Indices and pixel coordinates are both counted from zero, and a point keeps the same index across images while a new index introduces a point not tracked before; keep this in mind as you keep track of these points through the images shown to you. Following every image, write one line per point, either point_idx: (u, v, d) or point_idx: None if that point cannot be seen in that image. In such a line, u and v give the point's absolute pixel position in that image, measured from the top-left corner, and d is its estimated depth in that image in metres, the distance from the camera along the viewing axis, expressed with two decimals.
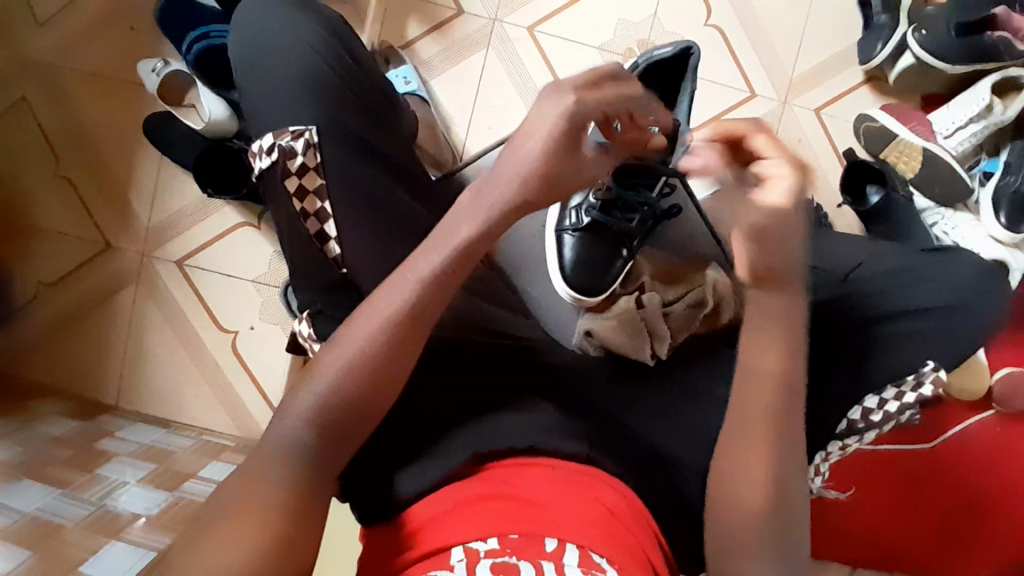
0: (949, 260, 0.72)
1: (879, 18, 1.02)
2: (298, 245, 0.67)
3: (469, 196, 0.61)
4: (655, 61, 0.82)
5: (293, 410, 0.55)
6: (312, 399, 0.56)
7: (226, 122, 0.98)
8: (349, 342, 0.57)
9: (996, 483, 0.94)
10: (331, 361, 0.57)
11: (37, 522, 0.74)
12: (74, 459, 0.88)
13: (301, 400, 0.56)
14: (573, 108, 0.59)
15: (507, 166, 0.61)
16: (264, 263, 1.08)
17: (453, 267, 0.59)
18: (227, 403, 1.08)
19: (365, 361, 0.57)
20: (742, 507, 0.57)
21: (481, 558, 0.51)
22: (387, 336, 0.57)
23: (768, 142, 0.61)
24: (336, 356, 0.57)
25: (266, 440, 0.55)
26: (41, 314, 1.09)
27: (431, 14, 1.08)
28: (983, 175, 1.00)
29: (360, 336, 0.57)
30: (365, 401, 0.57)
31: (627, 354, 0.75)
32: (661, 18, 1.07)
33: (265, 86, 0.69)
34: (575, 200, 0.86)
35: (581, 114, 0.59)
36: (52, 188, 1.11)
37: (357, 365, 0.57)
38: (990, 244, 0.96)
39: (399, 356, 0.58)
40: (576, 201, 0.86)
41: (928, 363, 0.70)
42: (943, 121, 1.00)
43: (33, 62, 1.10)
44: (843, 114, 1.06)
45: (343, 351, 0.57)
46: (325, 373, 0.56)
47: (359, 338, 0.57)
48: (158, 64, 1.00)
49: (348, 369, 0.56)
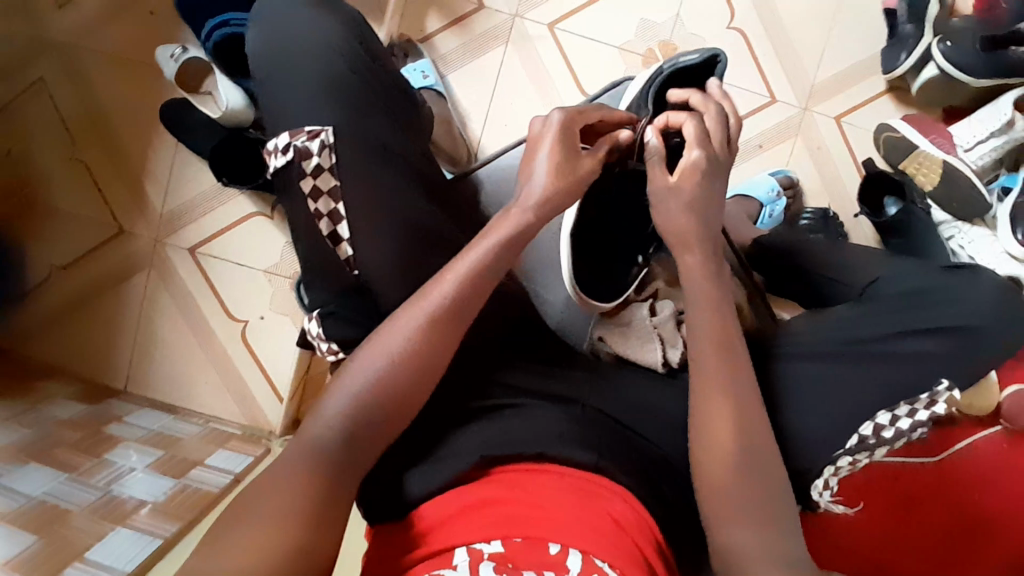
0: (966, 281, 0.72)
1: (904, 27, 1.00)
2: (311, 244, 0.68)
3: (495, 224, 0.66)
4: (680, 67, 0.81)
5: (319, 419, 0.57)
6: (338, 409, 0.58)
7: (243, 112, 0.97)
8: (376, 351, 0.60)
9: (1000, 500, 0.93)
10: (359, 372, 0.59)
11: (45, 505, 0.75)
12: (82, 442, 0.88)
13: (328, 409, 0.58)
14: (563, 123, 0.69)
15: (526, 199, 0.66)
16: (276, 254, 1.08)
17: (473, 281, 0.62)
18: (235, 392, 1.08)
19: (388, 377, 0.59)
20: (743, 520, 0.57)
21: (484, 559, 0.52)
22: (410, 351, 0.60)
23: (692, 131, 0.68)
24: (353, 374, 0.59)
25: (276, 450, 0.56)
26: (52, 296, 1.10)
27: (452, 8, 1.07)
28: (1001, 192, 0.98)
29: (379, 357, 0.59)
30: (390, 411, 0.59)
31: (641, 363, 0.76)
32: (683, 19, 1.06)
33: (285, 81, 0.69)
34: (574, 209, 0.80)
35: (569, 124, 0.69)
36: (68, 170, 1.11)
37: (385, 373, 0.59)
38: (1006, 261, 0.95)
39: (423, 365, 0.60)
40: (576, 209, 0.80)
41: (941, 383, 0.69)
42: (964, 135, 0.98)
43: (53, 43, 1.10)
44: (864, 123, 1.05)
45: (372, 358, 0.59)
46: (353, 382, 0.59)
47: (384, 350, 0.60)
48: (177, 50, 0.99)
49: (376, 379, 0.59)
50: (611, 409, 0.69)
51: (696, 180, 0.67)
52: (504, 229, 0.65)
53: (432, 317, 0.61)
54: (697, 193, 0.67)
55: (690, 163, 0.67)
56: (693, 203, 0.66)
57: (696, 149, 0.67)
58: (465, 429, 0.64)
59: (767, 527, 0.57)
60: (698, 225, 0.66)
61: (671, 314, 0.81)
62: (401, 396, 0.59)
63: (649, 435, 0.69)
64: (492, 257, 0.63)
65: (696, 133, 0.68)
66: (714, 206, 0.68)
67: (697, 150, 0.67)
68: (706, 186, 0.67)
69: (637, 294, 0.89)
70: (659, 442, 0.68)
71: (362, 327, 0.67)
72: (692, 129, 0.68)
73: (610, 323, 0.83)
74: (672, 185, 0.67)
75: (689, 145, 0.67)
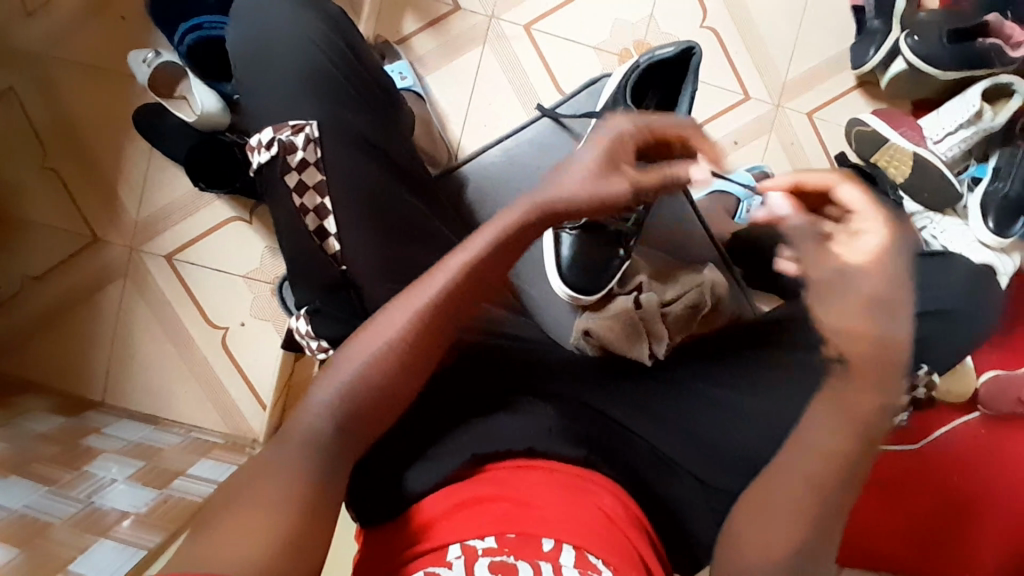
0: (941, 267, 0.74)
1: (873, 23, 1.03)
2: (294, 242, 0.67)
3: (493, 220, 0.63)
4: (656, 61, 0.82)
5: (308, 408, 0.56)
6: (326, 399, 0.57)
7: (219, 116, 0.95)
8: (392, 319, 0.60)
9: (981, 482, 0.96)
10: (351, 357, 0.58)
11: (24, 520, 0.73)
12: (60, 456, 0.86)
13: (316, 399, 0.57)
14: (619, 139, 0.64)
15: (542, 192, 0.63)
16: (256, 258, 1.06)
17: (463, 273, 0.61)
18: (217, 401, 1.06)
19: (381, 370, 0.58)
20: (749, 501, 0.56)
21: (478, 556, 0.52)
22: (398, 347, 0.59)
23: (859, 195, 0.57)
24: (346, 363, 0.59)
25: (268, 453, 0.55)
26: (27, 307, 1.08)
27: (428, 10, 1.08)
28: (972, 181, 1.02)
29: (372, 349, 0.59)
30: (379, 402, 0.58)
31: (626, 356, 0.75)
32: (657, 18, 1.07)
33: (266, 81, 0.69)
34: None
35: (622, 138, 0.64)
36: (39, 180, 1.08)
37: (374, 364, 0.58)
38: (978, 248, 0.98)
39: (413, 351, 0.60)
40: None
41: (923, 368, 0.73)
42: (932, 127, 1.01)
43: (19, 51, 1.08)
44: (835, 118, 1.07)
45: (382, 332, 0.59)
46: (358, 355, 0.59)
47: (384, 335, 0.59)
48: (149, 54, 0.98)
49: (376, 360, 0.58)
50: (600, 404, 0.70)
51: (886, 269, 0.54)
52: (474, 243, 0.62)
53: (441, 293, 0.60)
54: (880, 289, 0.54)
55: (870, 246, 0.55)
56: (871, 300, 0.54)
57: (873, 232, 0.55)
58: (452, 429, 0.64)
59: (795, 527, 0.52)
60: (885, 335, 0.53)
61: (656, 307, 0.81)
62: (385, 394, 0.59)
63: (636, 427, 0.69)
64: (485, 258, 0.61)
65: (863, 202, 0.57)
66: (847, 287, 0.55)
67: (869, 232, 0.56)
68: (887, 261, 0.55)
69: (620, 287, 0.88)
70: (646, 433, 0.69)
71: (349, 325, 0.66)
72: (857, 203, 0.57)
73: (594, 314, 0.84)
74: (834, 266, 0.56)
75: (862, 218, 0.56)
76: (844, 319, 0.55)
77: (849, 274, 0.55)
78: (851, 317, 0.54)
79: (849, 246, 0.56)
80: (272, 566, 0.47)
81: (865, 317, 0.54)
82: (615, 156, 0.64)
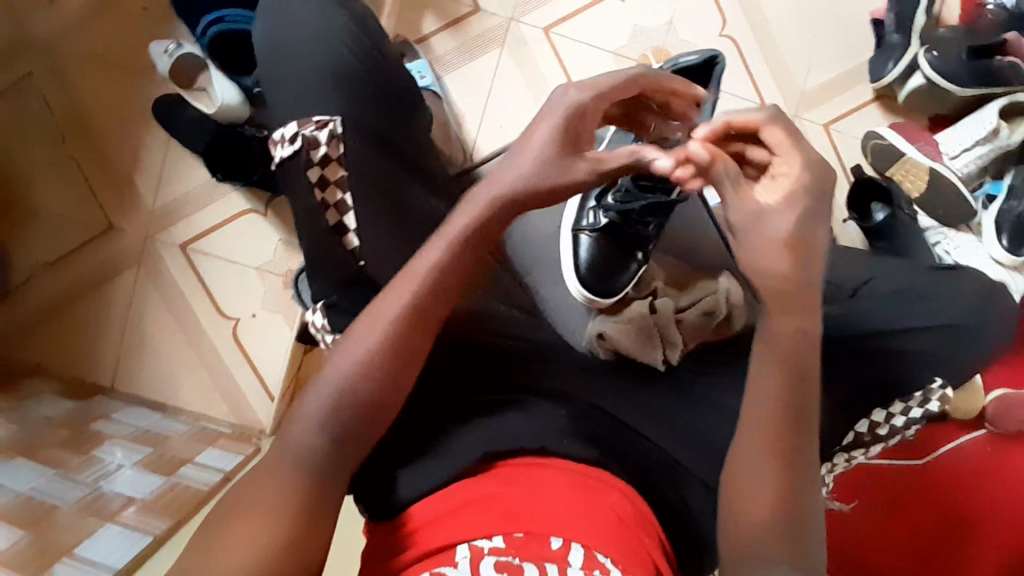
0: (952, 280, 0.75)
1: (891, 37, 1.03)
2: (313, 236, 0.68)
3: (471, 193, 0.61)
4: (680, 68, 0.82)
5: (305, 418, 0.56)
6: (319, 409, 0.56)
7: (237, 108, 0.96)
8: (373, 322, 0.58)
9: (987, 500, 0.94)
10: (348, 356, 0.57)
11: (30, 502, 0.73)
12: (67, 441, 0.87)
13: (310, 409, 0.56)
14: (574, 104, 0.60)
15: (513, 167, 0.60)
16: (270, 251, 1.07)
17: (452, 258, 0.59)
18: (225, 391, 1.07)
19: (382, 361, 0.57)
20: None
21: (484, 555, 0.52)
22: (393, 340, 0.57)
23: (782, 136, 0.56)
24: (342, 364, 0.57)
25: (281, 444, 0.55)
26: (40, 292, 1.08)
27: (448, 10, 1.08)
28: (986, 199, 1.01)
29: (366, 347, 0.57)
30: (377, 399, 0.57)
31: (641, 360, 0.73)
32: (677, 26, 1.07)
33: (290, 77, 0.69)
34: (593, 201, 0.86)
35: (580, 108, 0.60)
36: (55, 166, 1.09)
37: (373, 359, 0.57)
38: (991, 265, 0.98)
39: (408, 345, 0.58)
40: (594, 201, 0.85)
41: (936, 381, 0.73)
42: (950, 143, 1.01)
43: (40, 37, 1.09)
44: (852, 130, 1.07)
45: (365, 336, 0.57)
46: (343, 361, 0.57)
47: (375, 330, 0.58)
48: (170, 46, 0.98)
49: (363, 364, 0.57)
50: (611, 407, 0.70)
51: (800, 205, 0.54)
52: (449, 233, 0.60)
53: (422, 288, 0.58)
54: (796, 228, 0.54)
55: (787, 184, 0.55)
56: (792, 242, 0.54)
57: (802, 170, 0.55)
58: (464, 427, 0.64)
59: (798, 537, 0.52)
60: (798, 277, 0.54)
61: (672, 314, 0.79)
62: (390, 390, 0.58)
63: (645, 430, 0.69)
64: (463, 243, 0.60)
65: (784, 143, 0.57)
66: (761, 229, 0.54)
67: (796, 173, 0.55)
68: (800, 198, 0.55)
69: (637, 292, 0.86)
70: (655, 436, 0.69)
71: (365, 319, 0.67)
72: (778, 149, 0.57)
73: (607, 315, 0.80)
74: (755, 207, 0.55)
75: (783, 162, 0.56)
76: (760, 269, 0.54)
77: (761, 215, 0.54)
78: (772, 259, 0.54)
79: (769, 188, 0.56)
80: (270, 567, 0.50)
81: (784, 261, 0.54)
82: (575, 130, 0.60)
